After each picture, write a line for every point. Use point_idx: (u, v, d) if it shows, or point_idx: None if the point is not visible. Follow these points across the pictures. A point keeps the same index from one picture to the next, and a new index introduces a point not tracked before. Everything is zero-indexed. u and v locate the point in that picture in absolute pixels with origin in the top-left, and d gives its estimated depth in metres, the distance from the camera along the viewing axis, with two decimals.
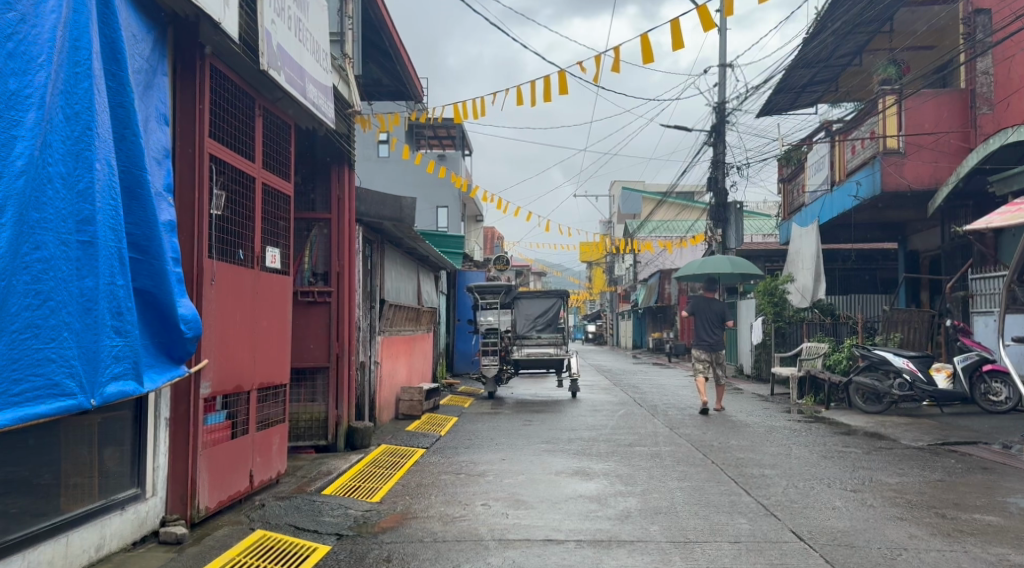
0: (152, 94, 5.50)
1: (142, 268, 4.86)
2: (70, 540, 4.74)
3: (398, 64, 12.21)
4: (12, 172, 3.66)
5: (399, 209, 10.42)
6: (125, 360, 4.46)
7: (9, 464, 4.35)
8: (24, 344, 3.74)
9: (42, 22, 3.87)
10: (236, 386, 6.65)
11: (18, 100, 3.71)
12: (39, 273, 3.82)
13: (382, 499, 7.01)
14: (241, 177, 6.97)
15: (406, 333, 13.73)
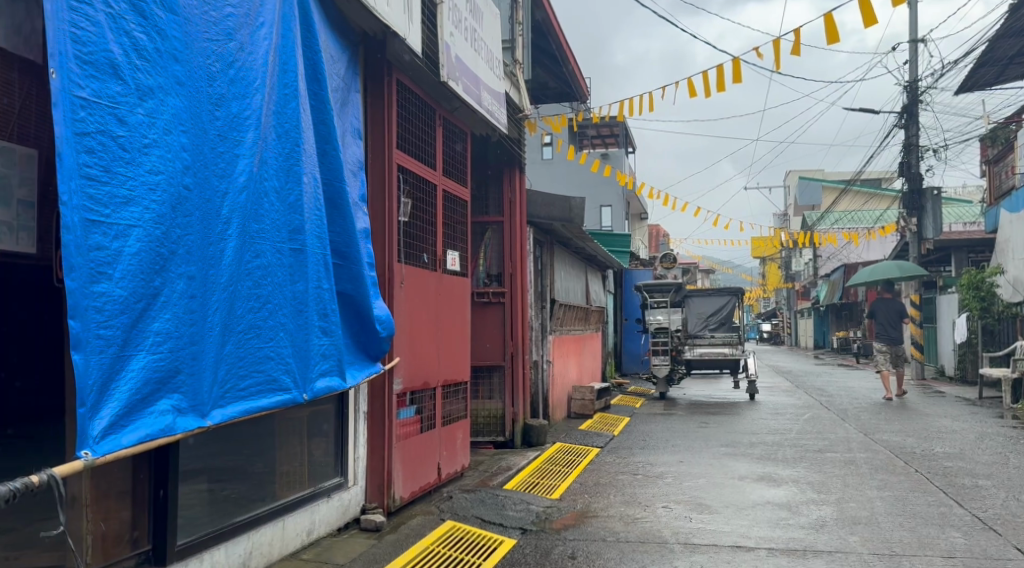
0: (348, 111, 5.87)
1: (344, 273, 5.21)
2: (286, 523, 5.15)
3: (565, 65, 12.29)
4: (236, 188, 4.02)
5: (568, 210, 10.50)
6: (330, 358, 4.81)
7: (228, 454, 4.80)
8: (249, 343, 4.10)
9: (257, 49, 4.23)
10: (424, 383, 6.96)
11: (239, 122, 4.07)
12: (260, 279, 4.18)
13: (562, 496, 7.11)
14: (425, 186, 7.30)
15: (576, 333, 13.82)
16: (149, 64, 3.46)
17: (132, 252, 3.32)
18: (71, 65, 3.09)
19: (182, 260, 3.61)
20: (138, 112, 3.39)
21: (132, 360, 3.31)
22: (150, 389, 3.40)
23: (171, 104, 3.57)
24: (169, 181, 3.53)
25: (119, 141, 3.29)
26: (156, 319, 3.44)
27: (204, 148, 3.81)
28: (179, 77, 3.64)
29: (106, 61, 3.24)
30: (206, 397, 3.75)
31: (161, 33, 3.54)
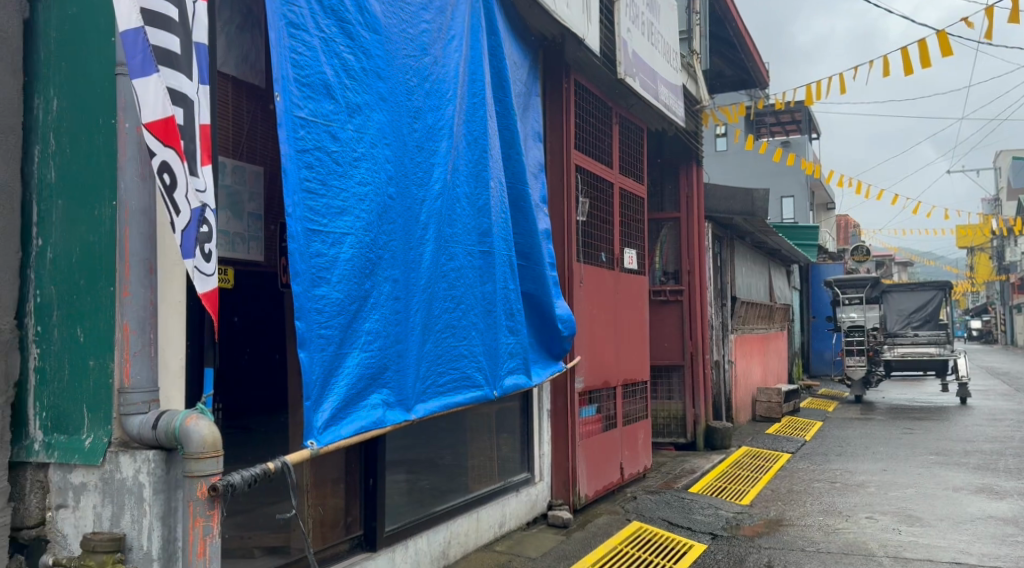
0: (530, 115, 5.99)
1: (527, 274, 5.34)
2: (480, 515, 5.34)
3: (743, 52, 11.84)
4: (432, 194, 4.22)
5: (750, 202, 10.12)
6: (517, 356, 4.95)
7: (423, 447, 5.02)
8: (446, 342, 4.29)
9: (449, 63, 4.43)
10: (604, 382, 6.99)
11: (435, 132, 4.28)
12: (454, 280, 4.36)
13: (753, 502, 6.89)
14: (602, 185, 7.31)
15: (759, 332, 13.33)
16: (356, 83, 3.71)
17: (346, 258, 3.57)
18: (293, 88, 3.37)
19: (388, 264, 3.85)
20: (348, 128, 3.64)
21: (347, 357, 3.56)
22: (362, 384, 3.64)
23: (376, 119, 3.82)
24: (376, 191, 3.77)
25: (333, 156, 3.55)
26: (367, 320, 3.68)
27: (405, 158, 4.03)
28: (382, 93, 3.88)
29: (320, 82, 3.51)
30: (410, 392, 3.97)
31: (366, 52, 3.79)
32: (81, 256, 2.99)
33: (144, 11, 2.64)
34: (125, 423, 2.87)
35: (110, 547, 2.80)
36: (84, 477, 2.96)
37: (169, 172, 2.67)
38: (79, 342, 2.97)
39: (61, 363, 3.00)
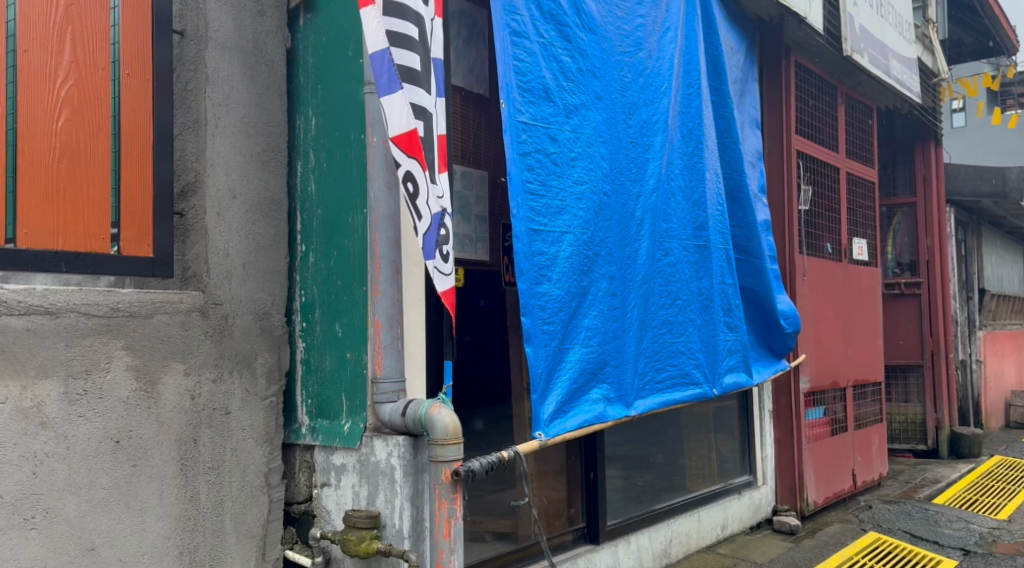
0: (747, 101, 5.81)
1: (746, 267, 5.18)
2: (702, 516, 5.27)
3: (987, 16, 10.73)
4: (648, 189, 4.22)
5: (1001, 183, 9.14)
6: (737, 353, 4.82)
7: (636, 442, 5.03)
8: (663, 338, 4.27)
9: (663, 55, 4.41)
10: (833, 381, 6.62)
11: (649, 126, 4.27)
12: (670, 276, 4.33)
13: (1011, 518, 6.24)
14: (827, 171, 6.92)
15: (1013, 327, 12.02)
16: (574, 84, 3.79)
17: (566, 256, 3.66)
18: (515, 94, 3.51)
19: (605, 261, 3.90)
20: (566, 129, 3.73)
21: (569, 353, 3.65)
22: (584, 379, 3.72)
23: (592, 118, 3.88)
24: (593, 189, 3.84)
25: (552, 157, 3.65)
26: (586, 316, 3.76)
27: (620, 155, 4.06)
28: (598, 92, 3.94)
29: (540, 86, 3.63)
30: (630, 388, 4.00)
31: (583, 53, 3.87)
32: (337, 260, 3.32)
33: (389, 34, 2.88)
34: (378, 409, 3.14)
35: (368, 523, 3.05)
36: (343, 459, 3.27)
37: (412, 181, 2.88)
38: (338, 337, 3.30)
39: (324, 356, 3.36)
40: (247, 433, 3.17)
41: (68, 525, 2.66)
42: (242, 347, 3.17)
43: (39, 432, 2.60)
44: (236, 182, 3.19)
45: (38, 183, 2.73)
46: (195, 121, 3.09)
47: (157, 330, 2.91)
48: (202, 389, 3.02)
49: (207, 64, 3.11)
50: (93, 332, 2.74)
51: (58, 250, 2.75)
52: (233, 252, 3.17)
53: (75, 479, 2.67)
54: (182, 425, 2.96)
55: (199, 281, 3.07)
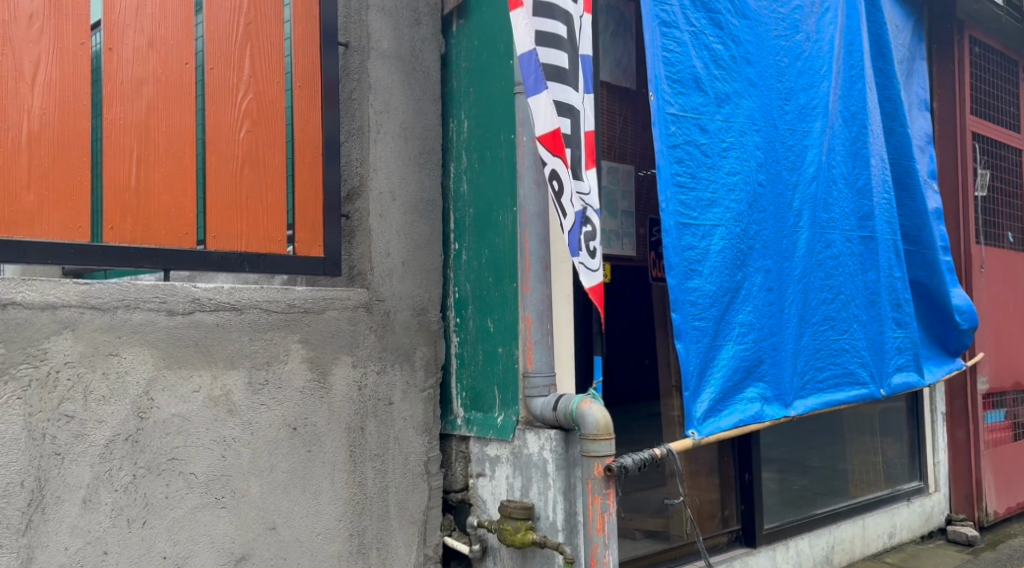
0: (915, 81, 5.46)
1: (916, 259, 4.88)
2: (867, 523, 5.01)
3: None
4: (807, 178, 4.06)
5: None
6: (907, 351, 4.55)
7: (790, 445, 4.83)
8: (825, 335, 4.09)
9: (822, 37, 4.23)
10: (1016, 382, 6.11)
11: (807, 113, 4.10)
12: (832, 269, 4.15)
13: None
14: (1008, 154, 6.40)
15: None
16: (725, 72, 3.71)
17: (718, 249, 3.59)
18: (665, 86, 3.47)
19: (760, 254, 3.79)
20: (717, 119, 3.65)
21: (722, 349, 3.58)
22: (739, 377, 3.63)
23: (745, 106, 3.78)
24: (746, 180, 3.74)
25: (703, 148, 3.59)
26: (740, 311, 3.67)
27: (776, 144, 3.93)
28: (751, 79, 3.83)
29: (691, 76, 3.58)
30: (789, 387, 3.87)
31: (735, 40, 3.78)
32: (489, 257, 3.41)
33: (538, 34, 2.93)
34: (530, 403, 3.20)
35: (523, 514, 3.15)
36: (497, 450, 3.36)
37: (558, 179, 2.91)
38: (490, 332, 3.40)
39: (476, 351, 3.46)
40: (408, 423, 3.32)
41: (253, 505, 2.88)
42: (403, 341, 3.33)
43: (228, 418, 2.83)
44: (396, 185, 3.34)
45: (224, 190, 2.97)
46: (358, 128, 3.28)
47: (328, 325, 3.10)
48: (368, 380, 3.20)
49: (369, 74, 3.29)
50: (274, 326, 2.96)
51: (242, 251, 2.99)
52: (393, 251, 3.32)
53: (259, 462, 2.89)
54: (350, 414, 3.14)
55: (364, 279, 3.25)
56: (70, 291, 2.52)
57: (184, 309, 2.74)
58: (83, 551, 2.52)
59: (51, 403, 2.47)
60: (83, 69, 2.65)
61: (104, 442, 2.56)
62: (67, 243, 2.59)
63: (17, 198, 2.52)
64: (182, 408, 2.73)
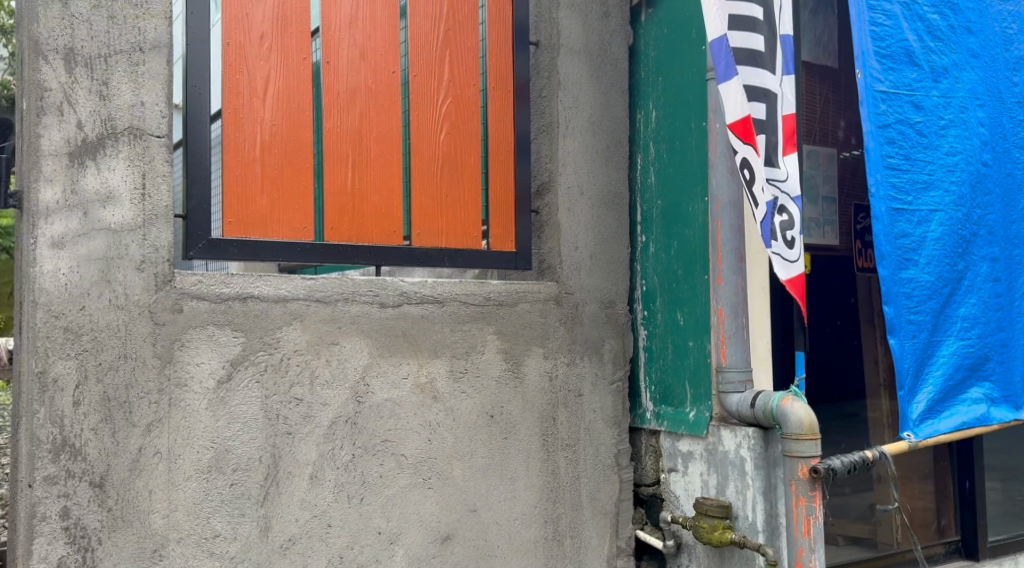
0: None
1: None
2: None
3: None
4: None
5: None
6: None
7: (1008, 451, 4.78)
8: None
9: None
10: None
11: None
12: None
13: None
14: None
15: None
16: (943, 44, 3.44)
17: (936, 237, 3.31)
18: (873, 62, 3.24)
19: (985, 241, 3.48)
20: (934, 95, 3.38)
21: (942, 345, 3.30)
22: (961, 375, 3.35)
23: (967, 80, 3.48)
24: (968, 160, 3.44)
25: (917, 127, 3.32)
26: (963, 304, 3.37)
27: (1003, 120, 3.58)
28: (973, 49, 3.52)
29: (903, 50, 3.33)
30: (1019, 387, 3.53)
31: (954, 9, 3.50)
32: (679, 249, 3.36)
33: (732, 18, 2.85)
34: (725, 399, 3.12)
35: (720, 513, 3.10)
36: (690, 446, 3.32)
37: (749, 169, 2.83)
38: (680, 325, 3.35)
39: (666, 345, 3.42)
40: (598, 415, 3.35)
41: (456, 487, 3.02)
42: (592, 334, 3.35)
43: (432, 404, 2.98)
44: (585, 179, 3.37)
45: (426, 189, 3.12)
46: (548, 124, 3.33)
47: (520, 317, 3.19)
48: (559, 371, 3.26)
49: (559, 70, 3.33)
50: (472, 318, 3.07)
51: (443, 247, 3.14)
52: (581, 245, 3.35)
53: (460, 447, 3.03)
54: (542, 404, 3.21)
55: (554, 272, 3.30)
56: (298, 285, 2.75)
57: (394, 303, 2.91)
58: (310, 522, 2.74)
59: (283, 387, 2.70)
60: (305, 82, 2.87)
61: (327, 423, 2.78)
62: (294, 242, 2.83)
63: (252, 202, 2.78)
64: (393, 393, 2.90)
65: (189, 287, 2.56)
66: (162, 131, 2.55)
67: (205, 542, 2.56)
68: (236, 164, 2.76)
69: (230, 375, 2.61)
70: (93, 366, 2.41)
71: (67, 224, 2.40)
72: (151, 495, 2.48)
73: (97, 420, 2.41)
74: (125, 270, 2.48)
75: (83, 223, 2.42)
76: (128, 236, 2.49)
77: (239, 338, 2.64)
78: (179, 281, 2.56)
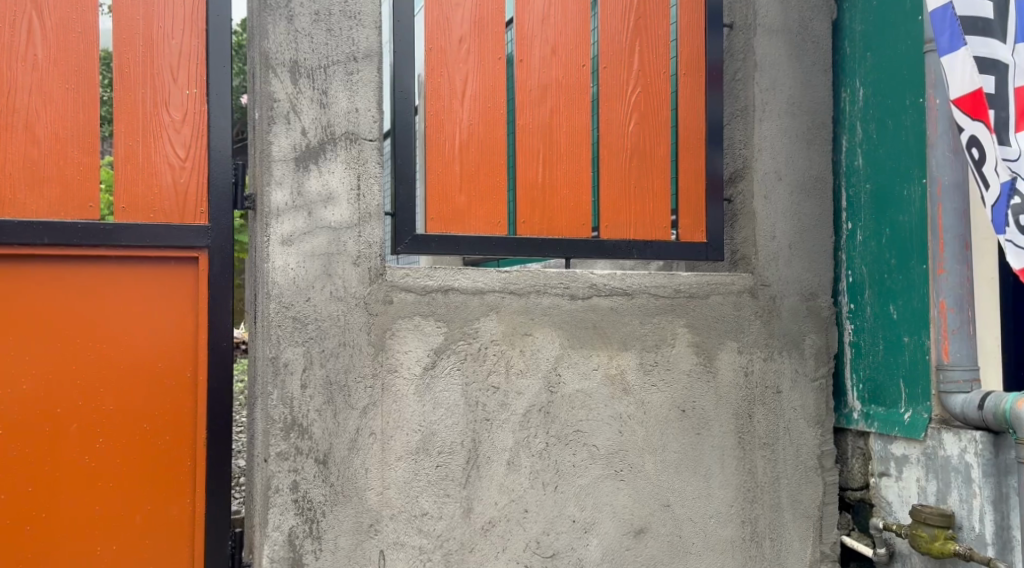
0: None
1: None
2: None
3: None
4: None
5: None
6: None
7: None
8: None
9: None
10: None
11: None
12: None
13: None
14: None
15: None
16: None
17: None
18: None
19: None
20: None
21: None
22: None
23: None
24: None
25: None
26: None
27: None
28: None
29: None
30: None
31: None
32: (891, 237, 3.14)
33: None
34: (947, 399, 2.89)
35: (941, 522, 2.85)
36: (905, 449, 3.09)
37: (977, 147, 2.62)
38: (893, 319, 3.13)
39: (877, 340, 3.20)
40: (799, 413, 3.21)
41: (649, 481, 3.00)
42: (791, 327, 3.21)
43: (623, 397, 2.98)
44: (783, 164, 3.22)
45: (616, 180, 3.12)
46: (744, 109, 3.22)
47: (713, 309, 3.11)
48: (756, 366, 3.15)
49: (756, 51, 3.20)
50: (661, 310, 3.04)
51: (632, 239, 3.12)
52: (779, 234, 3.21)
53: (653, 441, 3.01)
54: (737, 400, 3.12)
55: (749, 263, 3.20)
56: (494, 277, 2.83)
57: (583, 294, 2.94)
58: (509, 507, 2.83)
59: (482, 375, 2.81)
60: (500, 81, 2.96)
61: (522, 411, 2.85)
62: (489, 236, 2.93)
63: (452, 198, 2.90)
64: (584, 384, 2.93)
65: (398, 280, 2.72)
66: (374, 134, 2.73)
67: (415, 519, 2.72)
68: (437, 163, 2.88)
69: (434, 363, 2.75)
70: (317, 353, 2.62)
71: (295, 223, 2.62)
72: (367, 473, 2.67)
73: (320, 402, 2.63)
74: (343, 264, 2.67)
75: (308, 222, 2.64)
76: (345, 234, 2.68)
77: (442, 328, 2.76)
78: (390, 274, 2.72)
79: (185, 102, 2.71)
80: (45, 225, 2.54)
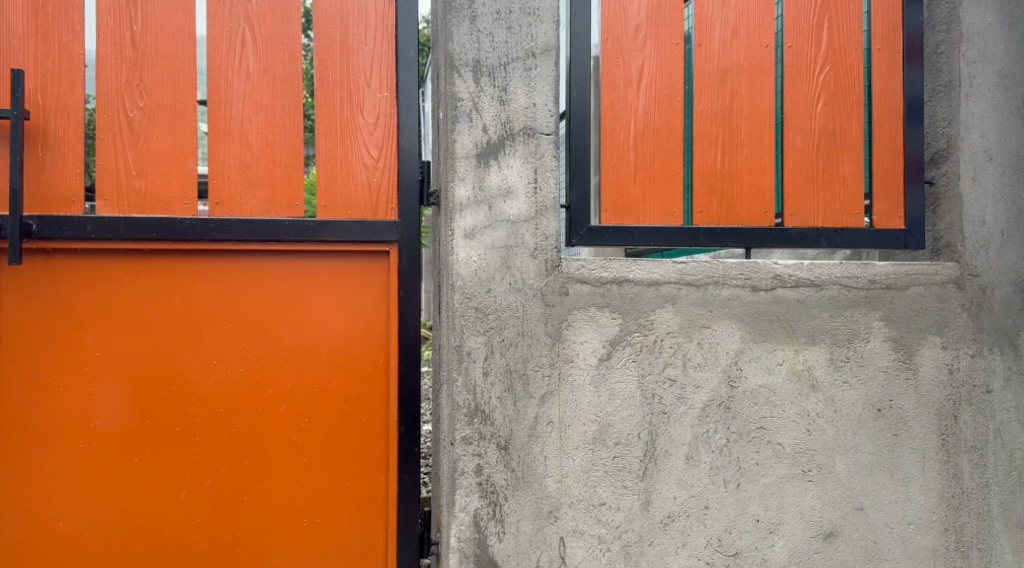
0: None
1: None
2: None
3: None
4: None
5: None
6: None
7: None
8: None
9: None
10: None
11: None
12: None
13: None
14: None
15: None
16: None
17: None
18: None
19: None
20: None
21: None
22: None
23: None
24: None
25: None
26: None
27: None
28: None
29: None
30: None
31: None
32: None
33: None
34: None
35: None
36: None
37: None
38: None
39: None
40: (1013, 416, 2.92)
41: (840, 483, 2.85)
42: (1004, 322, 2.93)
43: (811, 394, 2.84)
44: (994, 142, 2.94)
45: (802, 165, 2.97)
46: (947, 84, 2.96)
47: (912, 302, 2.89)
48: (961, 364, 2.90)
49: (962, 21, 2.94)
50: (854, 303, 2.87)
51: (820, 227, 2.96)
52: (990, 219, 2.93)
53: (843, 440, 2.85)
54: (940, 400, 2.88)
55: (953, 252, 2.94)
56: (670, 269, 2.79)
57: (767, 286, 2.83)
58: (689, 502, 2.79)
59: (659, 367, 2.78)
60: (678, 68, 2.91)
61: (702, 405, 2.80)
62: (666, 226, 2.90)
63: (628, 189, 2.89)
64: (767, 379, 2.83)
65: (574, 271, 2.75)
66: (551, 128, 2.77)
67: (593, 509, 2.75)
68: (613, 154, 2.89)
69: (610, 354, 2.76)
70: (498, 342, 2.71)
71: (477, 217, 2.72)
72: (546, 461, 2.73)
73: (501, 389, 2.72)
74: (521, 257, 2.74)
75: (488, 216, 2.73)
76: (523, 227, 2.75)
77: (617, 320, 2.76)
78: (566, 266, 2.75)
79: (377, 104, 2.88)
80: (257, 223, 2.80)
